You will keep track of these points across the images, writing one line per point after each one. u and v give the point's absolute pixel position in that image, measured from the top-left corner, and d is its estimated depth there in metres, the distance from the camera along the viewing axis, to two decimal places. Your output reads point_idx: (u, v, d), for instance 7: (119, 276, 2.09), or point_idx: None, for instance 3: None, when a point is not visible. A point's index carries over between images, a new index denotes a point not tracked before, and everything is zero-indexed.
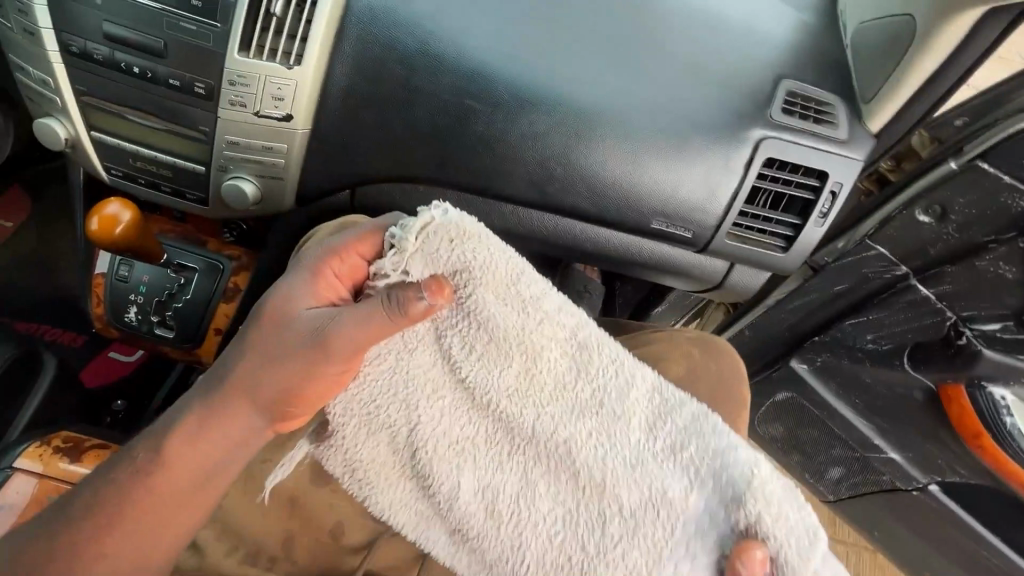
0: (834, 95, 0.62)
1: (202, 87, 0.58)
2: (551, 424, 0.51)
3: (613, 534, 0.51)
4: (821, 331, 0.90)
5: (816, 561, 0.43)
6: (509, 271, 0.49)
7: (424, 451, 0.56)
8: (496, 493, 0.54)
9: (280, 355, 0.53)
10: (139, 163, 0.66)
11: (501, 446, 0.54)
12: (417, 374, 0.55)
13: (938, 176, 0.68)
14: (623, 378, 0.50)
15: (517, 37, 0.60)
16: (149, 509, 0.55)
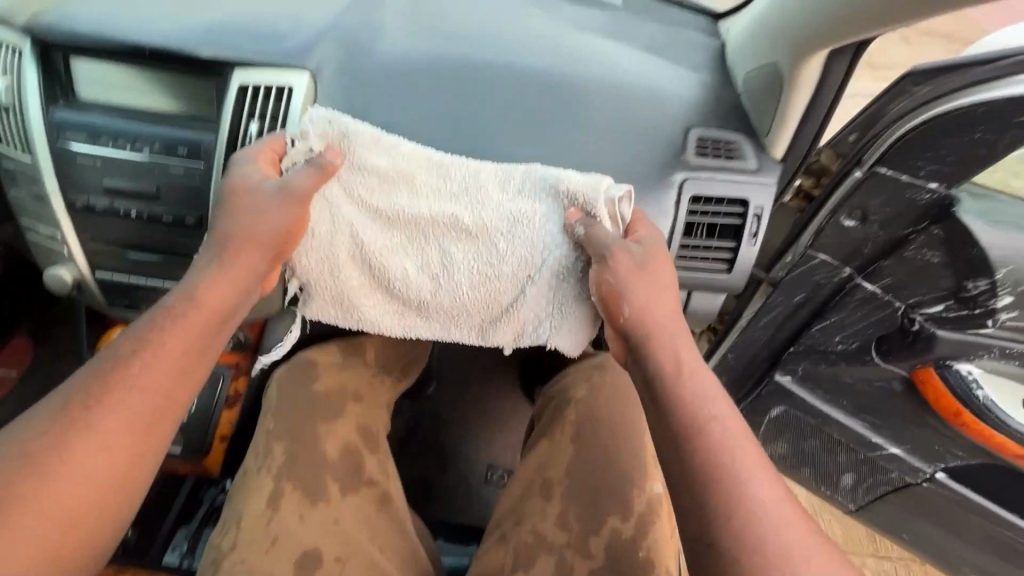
0: (738, 134, 0.72)
1: (194, 218, 0.66)
2: (439, 215, 0.69)
3: (513, 261, 0.70)
4: (794, 341, 0.95)
5: (608, 187, 0.66)
6: (370, 133, 0.65)
7: (374, 247, 0.70)
8: (439, 268, 0.71)
9: (269, 248, 0.61)
10: (141, 294, 0.73)
11: (418, 234, 0.70)
12: (340, 212, 0.68)
13: (850, 185, 0.75)
14: (464, 170, 0.68)
15: (460, 132, 0.70)
16: (140, 381, 0.50)
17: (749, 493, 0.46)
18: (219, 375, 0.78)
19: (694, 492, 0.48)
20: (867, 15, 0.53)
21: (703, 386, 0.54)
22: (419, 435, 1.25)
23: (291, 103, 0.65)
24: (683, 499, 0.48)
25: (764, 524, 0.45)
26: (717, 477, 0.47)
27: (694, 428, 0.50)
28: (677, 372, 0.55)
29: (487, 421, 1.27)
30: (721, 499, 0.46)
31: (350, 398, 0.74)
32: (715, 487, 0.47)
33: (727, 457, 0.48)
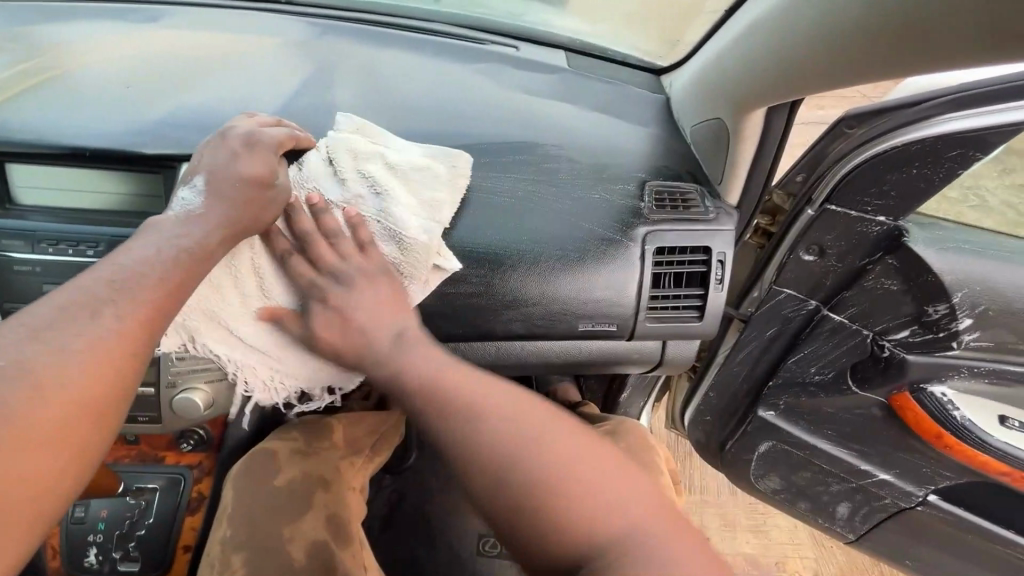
0: (692, 183, 0.74)
1: None
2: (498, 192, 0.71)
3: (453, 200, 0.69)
4: (771, 375, 0.95)
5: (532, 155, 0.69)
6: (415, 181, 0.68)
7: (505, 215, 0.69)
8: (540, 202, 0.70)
9: (236, 192, 0.55)
10: None
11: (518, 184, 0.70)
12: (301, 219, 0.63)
13: (805, 222, 0.77)
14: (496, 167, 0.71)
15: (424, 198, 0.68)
16: (55, 382, 0.39)
17: (552, 509, 0.47)
18: (179, 477, 0.72)
19: (515, 517, 0.48)
20: (799, 75, 0.56)
21: (492, 429, 0.51)
22: (403, 511, 1.19)
23: None
24: (513, 518, 0.48)
25: (532, 493, 0.48)
26: (540, 496, 0.48)
27: (499, 464, 0.50)
28: (488, 417, 0.52)
29: (473, 488, 1.23)
30: (563, 514, 0.47)
31: (317, 485, 0.69)
32: (544, 503, 0.48)
33: (530, 474, 0.49)
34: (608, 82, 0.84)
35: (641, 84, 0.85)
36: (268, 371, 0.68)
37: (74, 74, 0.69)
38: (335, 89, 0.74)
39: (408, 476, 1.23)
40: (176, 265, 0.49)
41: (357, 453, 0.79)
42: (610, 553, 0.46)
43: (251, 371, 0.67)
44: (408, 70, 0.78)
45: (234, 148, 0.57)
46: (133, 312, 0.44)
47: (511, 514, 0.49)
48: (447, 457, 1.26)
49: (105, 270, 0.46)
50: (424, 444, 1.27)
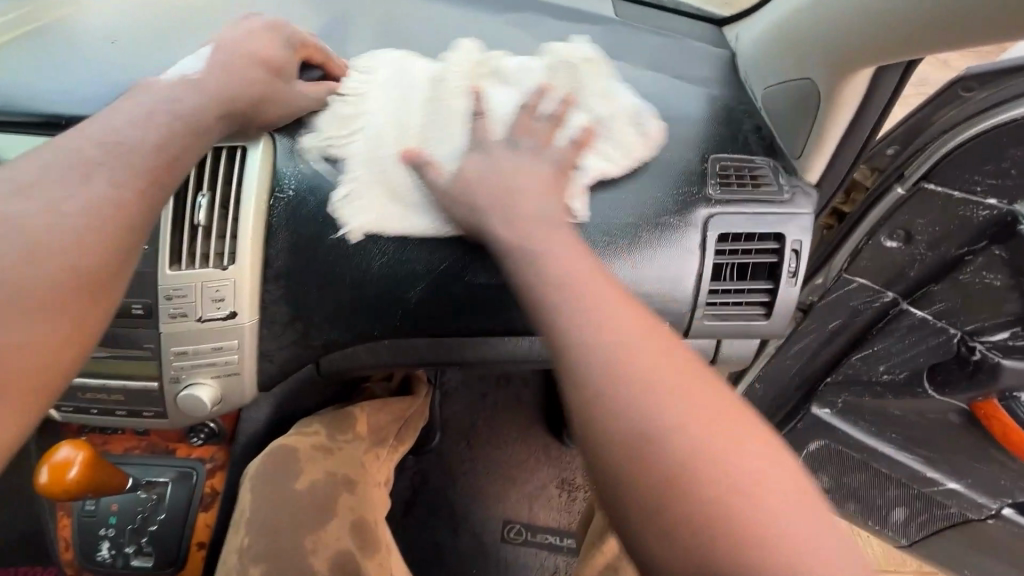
0: (764, 157, 0.63)
1: (141, 308, 0.55)
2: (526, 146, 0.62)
3: None
4: (831, 371, 0.86)
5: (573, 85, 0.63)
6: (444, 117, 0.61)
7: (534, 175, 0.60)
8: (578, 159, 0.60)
9: (245, 68, 0.52)
10: (88, 394, 0.60)
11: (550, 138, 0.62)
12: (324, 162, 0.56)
13: (891, 202, 0.67)
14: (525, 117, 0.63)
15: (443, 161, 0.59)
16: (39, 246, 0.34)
17: (663, 471, 0.31)
18: (192, 470, 0.68)
19: (667, 517, 0.31)
20: (931, 28, 0.44)
21: (596, 383, 0.35)
22: (426, 495, 1.15)
23: (245, 166, 0.54)
24: (644, 526, 0.31)
25: (669, 451, 0.32)
26: (677, 481, 0.31)
27: (642, 420, 0.33)
28: (611, 362, 0.35)
29: (498, 473, 1.19)
30: (707, 519, 0.30)
31: (342, 487, 0.63)
32: (697, 504, 0.30)
33: (686, 439, 0.32)
34: (665, 37, 0.72)
35: (702, 40, 0.73)
36: (282, 367, 0.62)
37: (58, 28, 0.61)
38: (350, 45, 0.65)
39: (431, 458, 1.19)
40: (170, 134, 0.45)
41: (380, 444, 0.74)
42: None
43: (261, 366, 0.61)
44: (433, 23, 0.68)
45: (253, 32, 0.55)
46: (128, 181, 0.40)
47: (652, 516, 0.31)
48: (471, 440, 1.22)
49: (95, 133, 0.41)
50: (448, 426, 1.23)
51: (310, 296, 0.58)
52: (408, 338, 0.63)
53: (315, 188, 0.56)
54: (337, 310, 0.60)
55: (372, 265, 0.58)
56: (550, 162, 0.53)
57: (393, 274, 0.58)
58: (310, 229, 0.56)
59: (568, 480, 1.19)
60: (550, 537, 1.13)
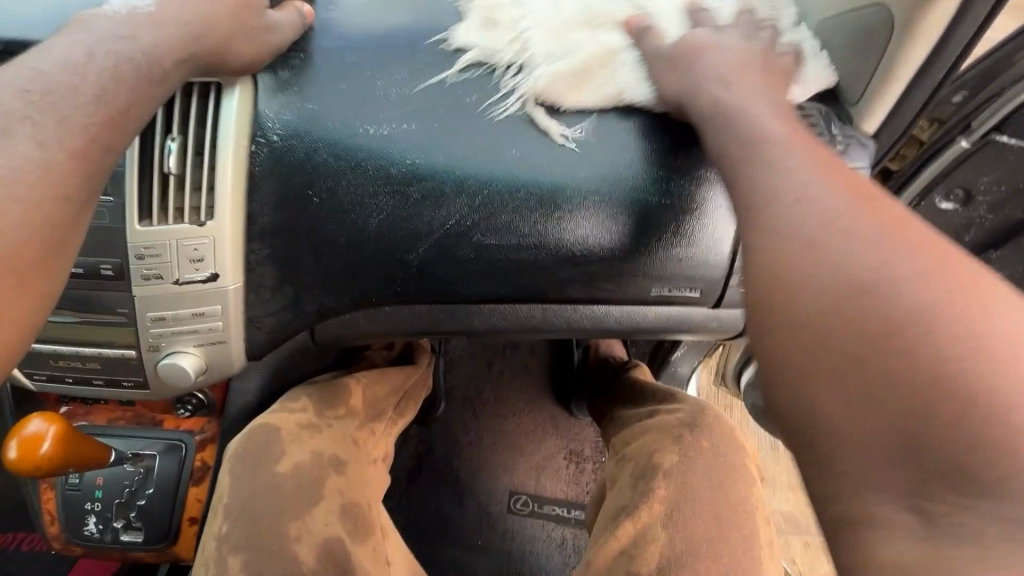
0: (813, 103, 0.55)
1: (111, 268, 0.49)
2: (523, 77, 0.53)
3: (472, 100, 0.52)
4: None
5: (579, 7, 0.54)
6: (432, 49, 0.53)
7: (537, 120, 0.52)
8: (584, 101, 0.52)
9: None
10: (61, 363, 0.54)
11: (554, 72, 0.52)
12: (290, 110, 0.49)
13: (952, 156, 0.60)
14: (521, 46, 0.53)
15: (436, 106, 0.51)
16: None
17: (891, 335, 0.29)
18: (181, 443, 0.64)
19: (870, 378, 0.29)
20: None
21: (809, 259, 0.33)
22: (431, 464, 1.12)
23: (220, 106, 0.47)
24: (829, 389, 0.30)
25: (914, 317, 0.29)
26: (886, 344, 0.29)
27: (845, 284, 0.31)
28: (817, 236, 0.34)
29: (504, 442, 1.15)
30: (923, 383, 0.27)
31: (330, 470, 0.58)
32: (897, 365, 0.28)
33: (886, 304, 0.30)
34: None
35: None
36: (272, 336, 0.56)
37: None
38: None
39: (436, 427, 1.15)
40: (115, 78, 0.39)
41: (375, 419, 0.70)
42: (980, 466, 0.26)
43: (249, 335, 0.55)
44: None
45: None
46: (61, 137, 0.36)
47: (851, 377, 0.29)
48: (477, 409, 1.18)
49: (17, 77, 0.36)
50: (453, 394, 1.19)
51: (298, 258, 0.52)
52: (411, 305, 0.57)
53: (303, 133, 0.49)
54: (329, 274, 0.53)
55: (368, 223, 0.51)
56: (689, 56, 0.50)
57: (394, 233, 0.52)
58: (297, 181, 0.50)
59: (576, 451, 1.16)
60: (557, 509, 1.10)
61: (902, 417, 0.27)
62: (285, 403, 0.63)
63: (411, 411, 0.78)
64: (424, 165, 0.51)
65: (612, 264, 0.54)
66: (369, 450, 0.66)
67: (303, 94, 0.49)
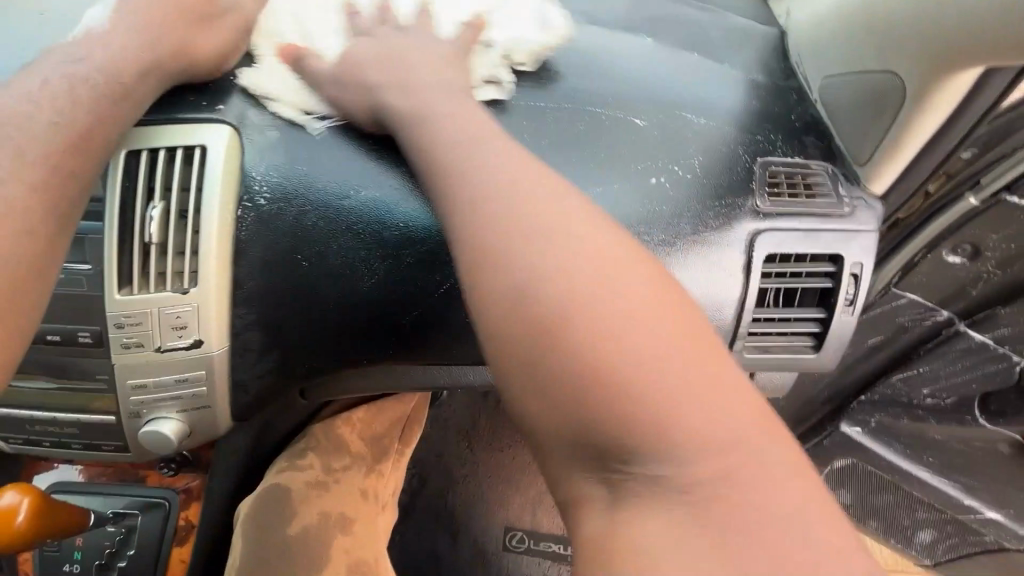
0: (819, 160, 0.54)
1: (90, 336, 0.47)
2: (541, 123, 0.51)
3: None
4: (866, 390, 0.81)
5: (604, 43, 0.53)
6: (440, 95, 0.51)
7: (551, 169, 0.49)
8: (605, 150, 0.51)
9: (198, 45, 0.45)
10: (38, 427, 0.52)
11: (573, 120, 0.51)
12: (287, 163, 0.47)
13: (957, 212, 0.58)
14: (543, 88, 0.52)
15: None
16: None
17: (653, 392, 0.29)
18: (164, 501, 0.61)
19: (573, 394, 0.30)
20: None
21: (519, 261, 0.34)
22: (425, 499, 1.10)
23: (204, 168, 0.45)
24: (527, 398, 0.32)
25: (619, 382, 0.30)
26: (615, 404, 0.30)
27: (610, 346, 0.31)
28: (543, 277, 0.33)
29: (501, 475, 1.13)
30: (653, 395, 0.29)
31: (337, 529, 0.62)
32: (606, 382, 0.30)
33: (556, 327, 0.31)
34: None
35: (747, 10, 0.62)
36: (260, 397, 0.54)
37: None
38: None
39: (430, 459, 1.13)
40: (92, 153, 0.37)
41: (380, 457, 0.73)
42: (727, 474, 0.28)
43: (234, 397, 0.53)
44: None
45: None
46: None
47: (545, 391, 0.31)
48: (472, 440, 1.16)
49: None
50: (447, 424, 1.16)
51: (288, 320, 0.50)
52: (402, 365, 0.55)
53: (292, 193, 0.47)
54: (318, 335, 0.51)
55: (361, 285, 0.49)
56: None
57: (387, 295, 0.50)
58: (286, 243, 0.48)
59: None
60: (554, 546, 1.08)
61: (580, 426, 0.30)
62: (293, 458, 0.65)
63: (415, 431, 0.78)
64: (416, 227, 0.49)
65: None
66: (377, 498, 0.70)
67: (296, 149, 0.48)
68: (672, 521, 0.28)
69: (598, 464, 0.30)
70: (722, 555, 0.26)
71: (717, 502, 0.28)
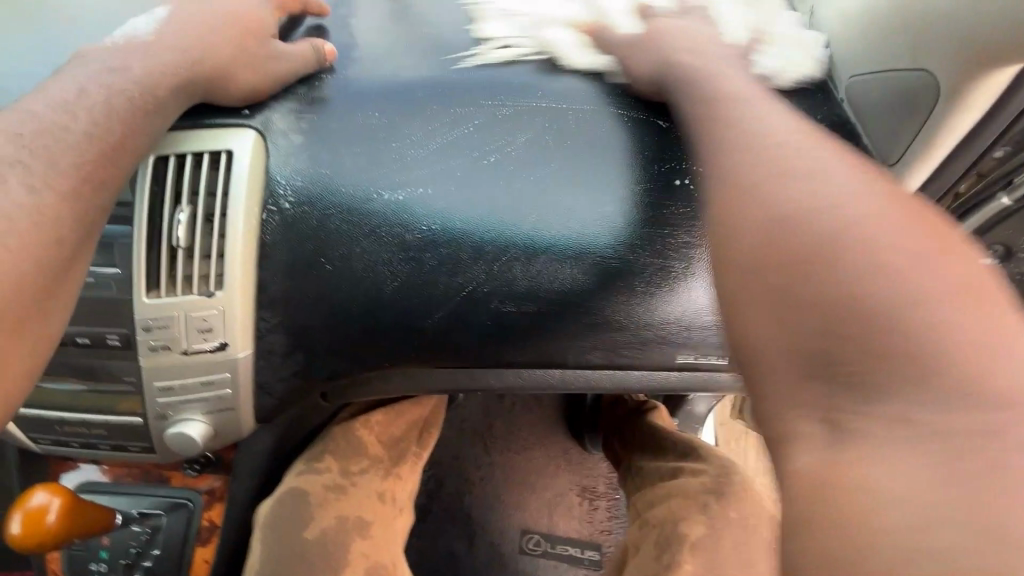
0: None
1: (117, 338, 0.47)
2: (553, 127, 0.51)
3: (505, 150, 0.50)
4: None
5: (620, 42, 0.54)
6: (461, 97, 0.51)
7: (565, 174, 0.50)
8: (620, 151, 0.51)
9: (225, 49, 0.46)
10: (67, 428, 0.53)
11: (586, 124, 0.51)
12: (312, 166, 0.47)
13: (990, 214, 0.57)
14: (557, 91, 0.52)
15: (461, 161, 0.49)
16: None
17: (917, 318, 0.26)
18: (187, 501, 0.62)
19: (822, 316, 0.28)
20: None
21: (791, 189, 0.33)
22: (441, 501, 1.10)
23: (230, 172, 0.45)
24: (754, 323, 0.31)
25: (875, 306, 0.27)
26: (863, 329, 0.27)
27: (869, 267, 0.28)
28: (790, 207, 0.32)
29: (516, 477, 1.13)
30: (895, 326, 0.27)
31: (354, 533, 0.62)
32: (849, 309, 0.28)
33: (826, 254, 0.30)
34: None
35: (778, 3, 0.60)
36: (282, 400, 0.54)
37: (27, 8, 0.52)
38: (357, 14, 0.55)
39: (446, 461, 1.13)
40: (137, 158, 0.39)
41: (398, 461, 0.73)
42: (981, 426, 0.24)
43: (257, 399, 0.53)
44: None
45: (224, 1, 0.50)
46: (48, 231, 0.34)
47: (769, 312, 0.30)
48: (487, 441, 1.16)
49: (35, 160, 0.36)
50: (463, 426, 1.16)
51: (310, 323, 0.50)
52: (421, 367, 0.55)
53: (315, 197, 0.47)
54: (340, 338, 0.52)
55: (384, 288, 0.49)
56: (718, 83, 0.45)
57: (410, 298, 0.50)
58: (309, 247, 0.48)
59: (590, 487, 1.14)
60: (570, 549, 1.08)
61: (816, 353, 0.28)
62: (311, 462, 0.65)
63: (429, 438, 0.80)
64: (441, 229, 0.49)
65: (639, 339, 0.52)
66: (396, 500, 0.70)
67: (321, 151, 0.48)
68: (920, 468, 0.24)
69: (831, 383, 0.28)
70: (984, 512, 0.22)
71: (989, 449, 0.23)
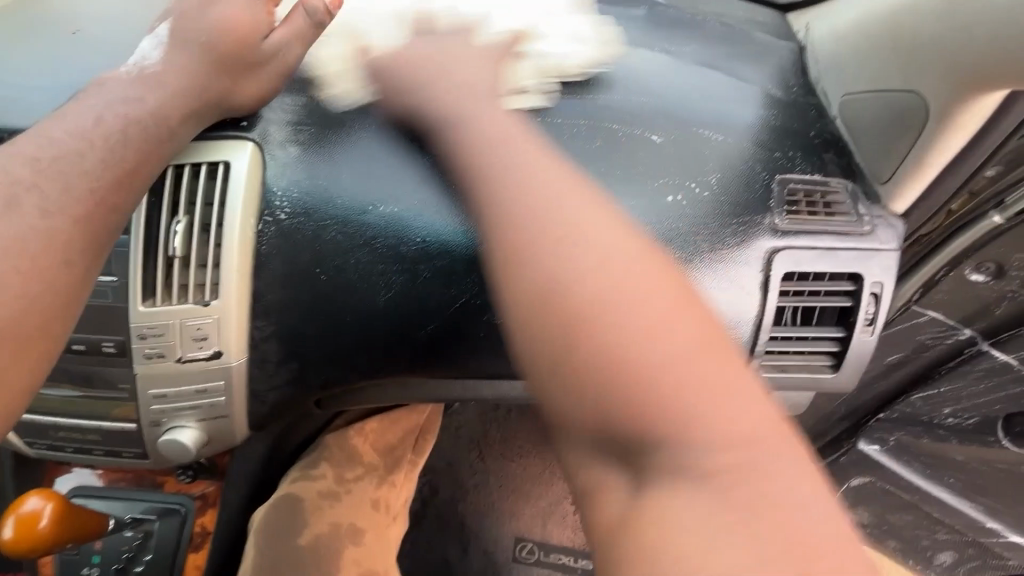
0: (837, 178, 0.53)
1: (113, 346, 0.48)
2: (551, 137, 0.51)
3: None
4: (885, 407, 0.80)
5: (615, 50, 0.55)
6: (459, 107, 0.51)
7: None
8: (619, 162, 0.51)
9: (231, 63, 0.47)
10: (62, 433, 0.53)
11: (585, 134, 0.51)
12: (309, 178, 0.48)
13: (983, 232, 0.58)
14: (556, 101, 0.52)
15: None
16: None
17: (651, 388, 0.30)
18: (180, 507, 0.62)
19: (592, 389, 0.31)
20: None
21: (574, 257, 0.35)
22: (436, 508, 1.10)
23: (228, 184, 0.46)
24: (553, 380, 0.33)
25: (648, 385, 0.30)
26: (642, 402, 0.30)
27: (594, 340, 0.32)
28: (554, 276, 0.34)
29: (510, 485, 1.13)
30: (644, 374, 0.31)
31: (348, 540, 0.63)
32: (641, 380, 0.31)
33: (595, 313, 0.33)
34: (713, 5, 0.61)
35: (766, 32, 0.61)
36: (275, 408, 0.55)
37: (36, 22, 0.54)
38: None
39: (441, 468, 1.13)
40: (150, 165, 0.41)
41: (393, 468, 0.73)
42: (733, 505, 0.28)
43: (252, 407, 0.54)
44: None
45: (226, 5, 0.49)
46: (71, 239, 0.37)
47: (548, 371, 0.33)
48: (483, 450, 1.16)
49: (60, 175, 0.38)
50: (460, 433, 1.16)
51: (305, 332, 0.51)
52: (415, 377, 0.55)
53: (311, 208, 0.48)
54: (335, 347, 0.52)
55: (378, 298, 0.50)
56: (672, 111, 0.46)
57: (405, 310, 0.50)
58: (305, 257, 0.48)
59: None
60: (564, 558, 1.08)
61: (605, 418, 0.31)
62: (308, 469, 0.66)
63: (427, 440, 0.79)
64: (435, 241, 0.49)
65: None
66: (391, 507, 0.71)
67: (317, 163, 0.48)
68: (690, 496, 0.28)
69: (632, 453, 0.31)
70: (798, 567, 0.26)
71: (741, 486, 0.28)
